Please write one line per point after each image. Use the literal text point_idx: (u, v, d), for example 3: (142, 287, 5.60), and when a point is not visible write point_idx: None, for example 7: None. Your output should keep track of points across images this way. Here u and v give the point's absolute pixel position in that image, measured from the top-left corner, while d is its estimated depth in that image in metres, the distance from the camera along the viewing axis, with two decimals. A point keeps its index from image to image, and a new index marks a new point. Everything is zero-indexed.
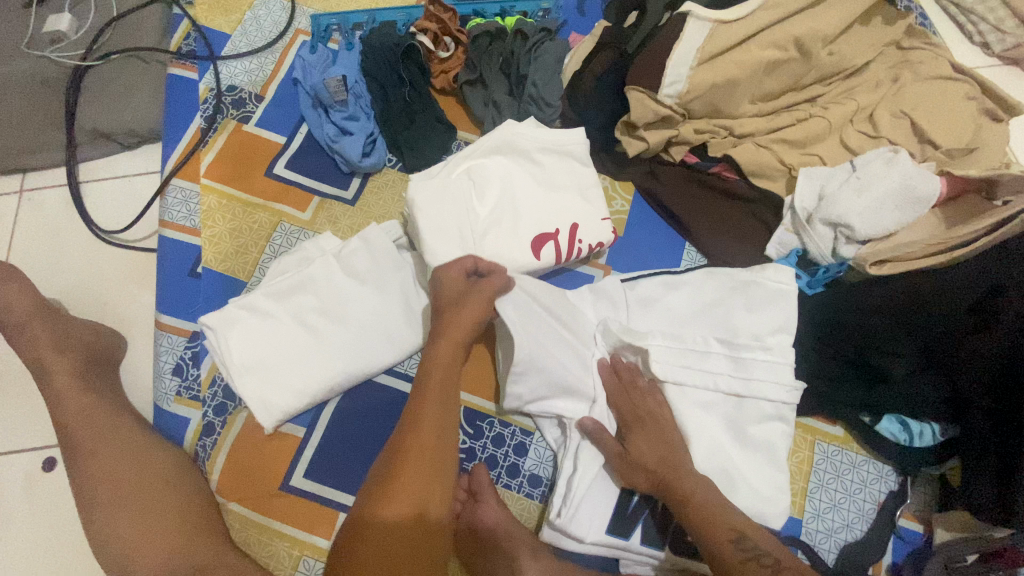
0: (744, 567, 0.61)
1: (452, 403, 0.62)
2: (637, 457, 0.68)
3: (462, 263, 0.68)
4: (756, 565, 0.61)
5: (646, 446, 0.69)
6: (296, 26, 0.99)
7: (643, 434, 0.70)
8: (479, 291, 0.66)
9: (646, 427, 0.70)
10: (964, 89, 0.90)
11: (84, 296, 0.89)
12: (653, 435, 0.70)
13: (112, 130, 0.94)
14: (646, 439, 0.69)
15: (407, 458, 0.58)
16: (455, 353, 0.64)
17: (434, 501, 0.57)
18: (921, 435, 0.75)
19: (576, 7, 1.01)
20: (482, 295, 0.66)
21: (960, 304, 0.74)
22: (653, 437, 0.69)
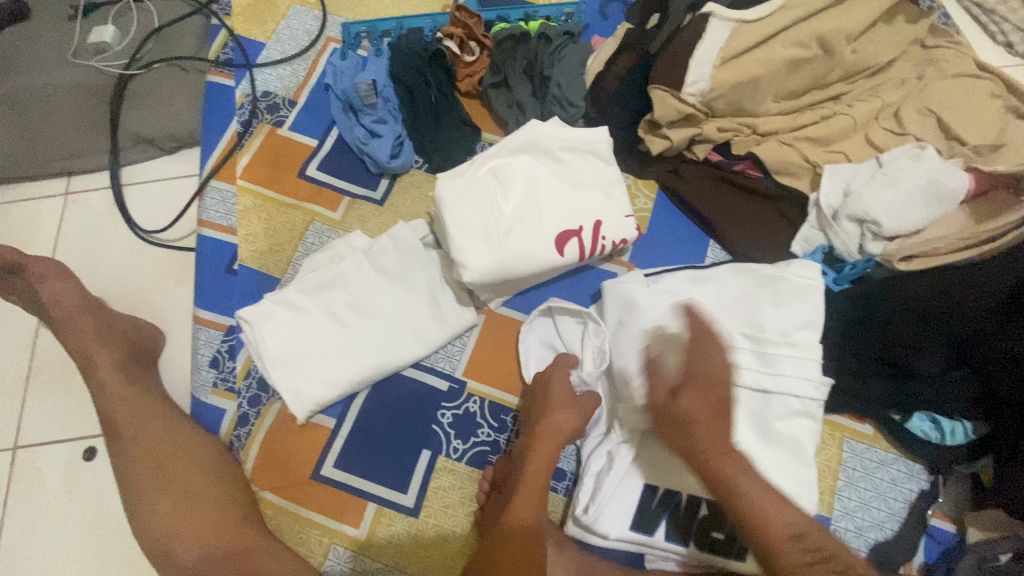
0: (812, 571, 0.52)
1: (578, 414, 0.71)
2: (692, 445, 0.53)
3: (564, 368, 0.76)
4: (827, 569, 0.52)
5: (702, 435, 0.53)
6: (327, 34, 1.03)
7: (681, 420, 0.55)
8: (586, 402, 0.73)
9: (685, 414, 0.52)
10: (992, 86, 0.89)
11: (126, 293, 0.93)
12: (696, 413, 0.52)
13: (153, 136, 0.99)
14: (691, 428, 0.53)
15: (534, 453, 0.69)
16: (561, 390, 0.73)
17: (532, 507, 0.65)
18: (952, 433, 0.74)
19: (598, 12, 1.04)
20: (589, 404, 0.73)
21: (995, 295, 0.73)
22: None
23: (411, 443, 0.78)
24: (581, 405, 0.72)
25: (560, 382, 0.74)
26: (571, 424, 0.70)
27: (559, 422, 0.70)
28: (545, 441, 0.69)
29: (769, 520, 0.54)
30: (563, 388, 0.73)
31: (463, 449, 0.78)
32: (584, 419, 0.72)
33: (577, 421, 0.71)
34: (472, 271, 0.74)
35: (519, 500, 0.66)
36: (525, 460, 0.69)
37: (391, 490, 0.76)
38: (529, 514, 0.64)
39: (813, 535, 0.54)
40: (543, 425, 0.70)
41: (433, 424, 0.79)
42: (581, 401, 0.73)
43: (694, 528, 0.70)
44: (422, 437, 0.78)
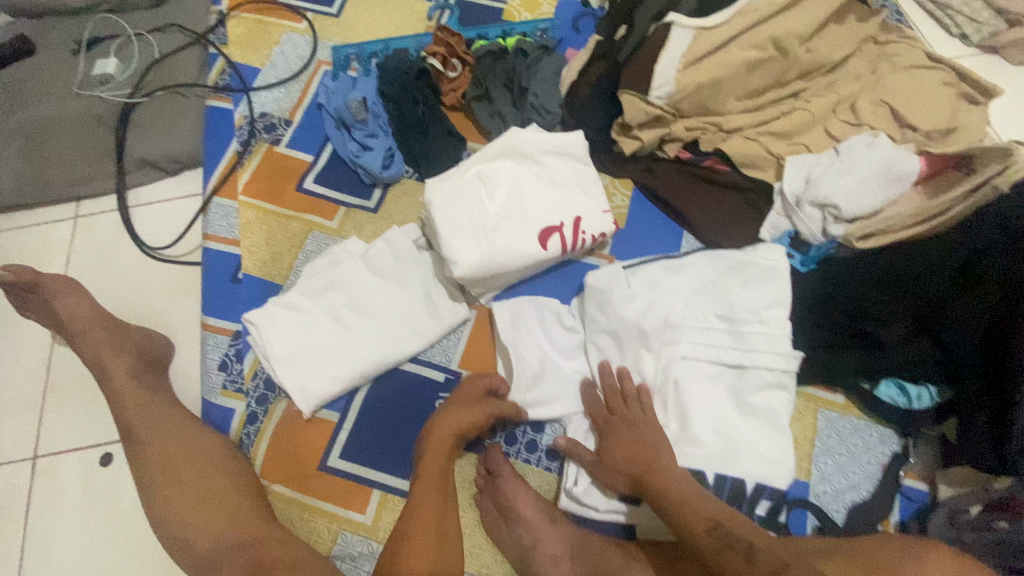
0: (721, 555, 0.60)
1: (476, 407, 0.77)
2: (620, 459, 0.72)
3: (490, 380, 0.82)
4: (732, 552, 0.60)
5: (622, 444, 0.73)
6: (318, 57, 1.10)
7: (617, 437, 0.74)
8: (490, 401, 0.79)
9: (617, 431, 0.75)
10: (940, 76, 0.96)
11: (135, 306, 0.98)
12: (628, 433, 0.74)
13: (157, 158, 1.05)
14: (621, 442, 0.74)
15: (431, 447, 0.75)
16: (466, 393, 0.80)
17: (427, 498, 0.72)
18: (919, 398, 0.79)
19: (571, 26, 1.11)
20: (494, 403, 0.79)
21: (948, 266, 0.79)
22: (626, 437, 0.74)
23: (411, 433, 0.82)
24: (484, 403, 0.78)
25: (472, 384, 0.81)
26: (470, 420, 0.76)
27: (456, 414, 0.76)
28: (439, 433, 0.75)
29: (695, 509, 0.65)
30: (472, 390, 0.80)
31: None
32: (486, 416, 0.77)
33: (475, 412, 0.77)
34: (461, 267, 0.80)
35: (419, 492, 0.72)
36: (422, 452, 0.75)
37: (395, 477, 0.80)
38: (421, 505, 0.71)
39: (728, 528, 0.63)
40: (441, 419, 0.77)
41: (432, 414, 0.83)
42: (486, 400, 0.79)
43: None
44: (421, 427, 0.83)
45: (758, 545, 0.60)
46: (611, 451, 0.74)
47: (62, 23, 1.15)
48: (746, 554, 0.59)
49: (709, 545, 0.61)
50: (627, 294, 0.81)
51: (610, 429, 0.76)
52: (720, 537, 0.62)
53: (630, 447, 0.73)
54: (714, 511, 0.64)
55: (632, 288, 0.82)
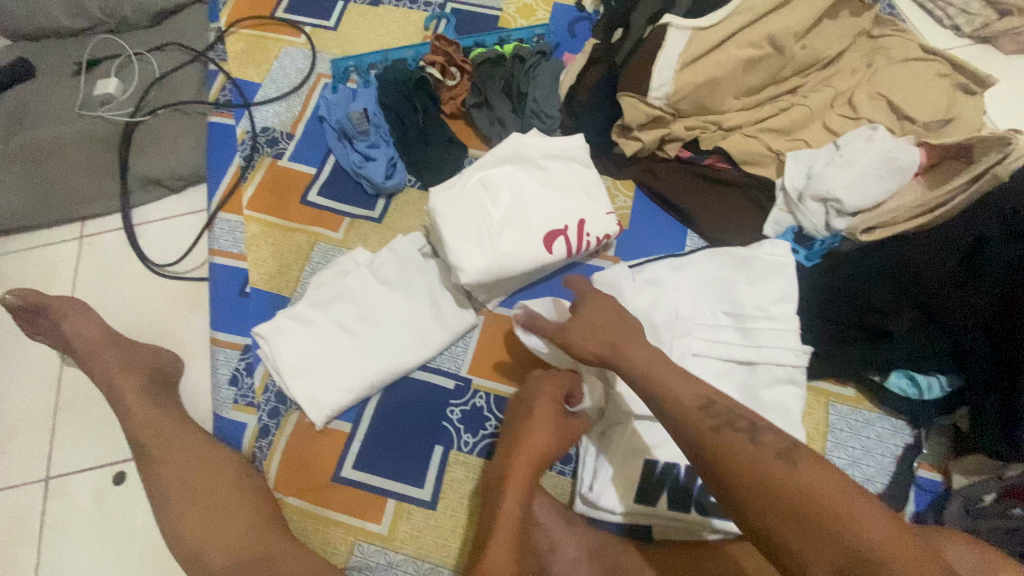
0: (716, 433, 0.53)
1: (558, 434, 0.71)
2: (591, 324, 0.68)
3: (561, 380, 0.76)
4: (730, 429, 0.54)
5: (600, 311, 0.70)
6: (318, 70, 1.11)
7: (594, 302, 0.71)
8: (569, 424, 0.73)
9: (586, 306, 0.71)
10: (935, 68, 0.97)
11: (143, 323, 0.99)
12: (602, 304, 0.71)
13: (160, 176, 1.06)
14: (599, 310, 0.70)
15: (512, 475, 0.68)
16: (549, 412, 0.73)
17: (508, 532, 0.63)
18: (929, 388, 0.79)
19: (567, 30, 1.12)
20: (572, 426, 0.73)
21: (952, 255, 0.79)
22: (604, 306, 0.71)
23: (423, 441, 0.82)
24: (564, 426, 0.72)
25: (547, 400, 0.74)
26: (550, 446, 0.71)
27: (538, 439, 0.70)
28: (520, 461, 0.68)
29: (678, 394, 0.58)
30: (549, 408, 0.73)
31: (473, 442, 0.83)
32: (564, 443, 0.72)
33: (556, 436, 0.71)
34: (468, 273, 0.80)
35: (498, 524, 0.64)
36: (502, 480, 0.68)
37: (408, 485, 0.80)
38: (503, 540, 0.63)
39: (721, 404, 0.56)
40: (524, 444, 0.70)
41: (443, 421, 0.84)
42: (566, 423, 0.73)
43: (694, 495, 0.74)
44: (433, 434, 0.83)
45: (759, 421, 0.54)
46: (586, 314, 0.70)
47: (61, 46, 1.16)
48: (749, 435, 0.53)
49: (704, 427, 0.54)
50: (634, 294, 0.81)
51: (587, 298, 0.72)
52: (717, 415, 0.55)
53: (603, 317, 0.69)
54: (699, 388, 0.58)
55: (637, 287, 0.82)
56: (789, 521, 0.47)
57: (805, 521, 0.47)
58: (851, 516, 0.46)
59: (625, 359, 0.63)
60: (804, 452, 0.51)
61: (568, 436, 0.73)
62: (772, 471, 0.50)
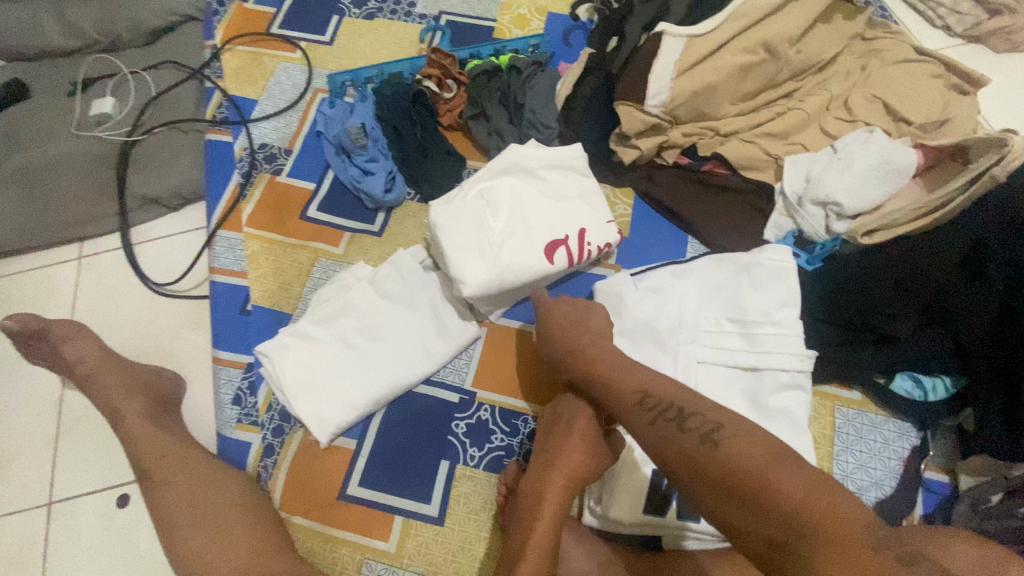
0: (651, 426, 0.57)
1: (593, 457, 0.67)
2: (559, 333, 0.72)
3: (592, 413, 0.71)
4: (661, 420, 0.56)
5: (566, 319, 0.73)
6: (315, 85, 1.11)
7: (566, 310, 0.75)
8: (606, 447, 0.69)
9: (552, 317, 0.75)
10: (929, 69, 0.98)
11: (144, 343, 0.98)
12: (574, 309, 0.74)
13: (159, 195, 1.05)
14: (568, 317, 0.73)
15: (543, 503, 0.65)
16: (584, 434, 0.69)
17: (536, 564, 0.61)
18: (934, 390, 0.79)
19: (562, 40, 1.13)
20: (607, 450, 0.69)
21: (952, 257, 0.79)
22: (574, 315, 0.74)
23: (429, 456, 0.82)
24: (599, 449, 0.68)
25: (583, 422, 0.70)
26: (583, 471, 0.67)
27: (571, 465, 0.67)
28: (552, 487, 0.65)
29: (624, 390, 0.62)
30: (584, 429, 0.69)
31: (479, 455, 0.82)
32: (598, 468, 0.68)
33: (591, 460, 0.67)
34: (470, 286, 0.80)
35: (525, 555, 0.61)
36: (531, 508, 0.65)
37: (415, 501, 0.79)
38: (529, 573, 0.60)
39: (653, 396, 0.59)
40: (552, 468, 0.67)
41: (449, 435, 0.83)
42: (601, 446, 0.69)
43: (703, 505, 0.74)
44: (439, 449, 0.82)
45: (688, 406, 0.56)
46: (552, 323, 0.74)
47: (55, 66, 1.16)
48: (677, 422, 0.55)
49: (640, 421, 0.58)
50: (636, 303, 0.82)
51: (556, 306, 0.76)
52: (651, 408, 0.58)
53: (574, 323, 0.73)
54: (639, 381, 0.61)
55: (638, 295, 0.83)
56: (719, 497, 0.49)
57: (736, 497, 0.48)
58: (773, 482, 0.46)
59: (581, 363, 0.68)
60: (729, 430, 0.52)
61: (603, 460, 0.69)
62: (695, 452, 0.52)
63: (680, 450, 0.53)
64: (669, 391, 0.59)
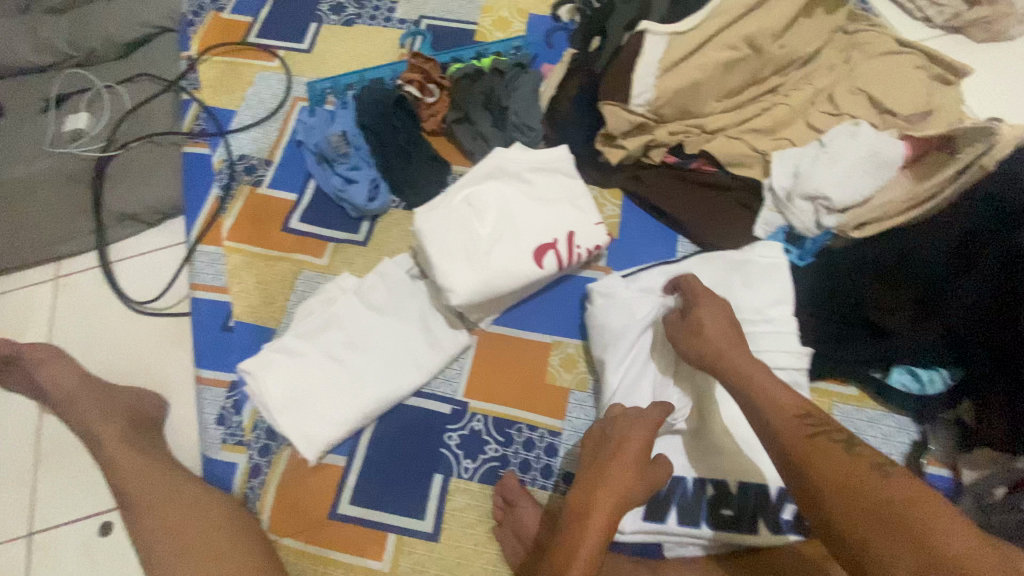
0: (812, 441, 0.56)
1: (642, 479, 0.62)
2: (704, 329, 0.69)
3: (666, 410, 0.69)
4: (827, 438, 0.56)
5: (713, 317, 0.70)
6: (294, 94, 1.09)
7: (706, 309, 0.71)
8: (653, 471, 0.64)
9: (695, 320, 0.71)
10: (912, 60, 0.98)
11: (125, 364, 0.95)
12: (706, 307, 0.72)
13: (136, 211, 1.03)
14: (712, 315, 0.70)
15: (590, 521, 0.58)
16: (636, 454, 0.63)
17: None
18: (931, 382, 0.79)
19: (544, 41, 1.11)
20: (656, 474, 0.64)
21: (944, 248, 0.78)
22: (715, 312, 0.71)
23: (422, 469, 0.80)
24: (648, 472, 0.63)
25: (636, 440, 0.64)
26: (630, 494, 0.61)
27: (621, 482, 0.60)
28: (600, 503, 0.59)
29: (779, 400, 0.61)
30: (636, 453, 0.63)
31: (473, 467, 0.80)
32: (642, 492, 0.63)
33: (639, 481, 0.62)
34: (458, 294, 0.78)
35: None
36: (577, 525, 0.58)
37: (408, 518, 0.77)
38: None
39: (818, 416, 0.58)
40: (603, 485, 0.60)
41: (441, 448, 0.81)
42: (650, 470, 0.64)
43: (705, 509, 0.73)
44: (432, 462, 0.80)
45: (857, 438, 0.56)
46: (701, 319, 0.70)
47: (27, 82, 1.13)
48: (844, 443, 0.55)
49: (800, 435, 0.57)
50: (627, 305, 0.81)
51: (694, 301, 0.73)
52: (812, 424, 0.58)
53: (720, 323, 0.69)
54: (803, 399, 0.61)
55: (627, 298, 0.81)
56: (864, 515, 0.48)
57: (888, 525, 0.47)
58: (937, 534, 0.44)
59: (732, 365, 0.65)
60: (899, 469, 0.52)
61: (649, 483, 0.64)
62: (859, 476, 0.51)
63: (835, 469, 0.53)
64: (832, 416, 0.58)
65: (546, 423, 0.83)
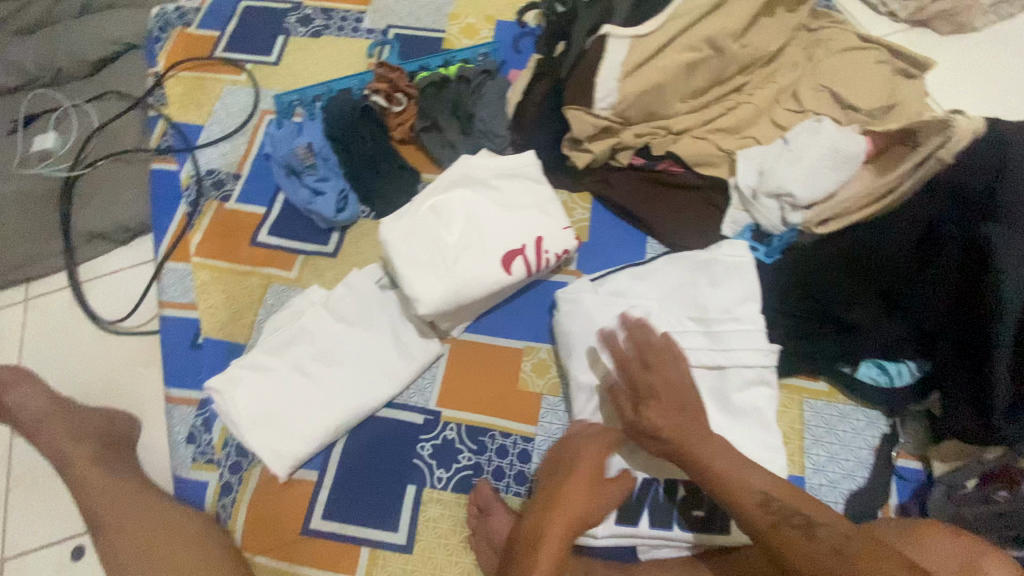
0: (776, 530, 0.59)
1: (598, 498, 0.66)
2: (663, 429, 0.65)
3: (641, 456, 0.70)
4: (787, 525, 0.59)
5: (661, 414, 0.65)
6: (261, 107, 1.09)
7: (654, 403, 0.66)
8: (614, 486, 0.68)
9: (649, 422, 0.66)
10: (874, 56, 0.99)
11: (96, 385, 0.94)
12: (659, 395, 0.66)
13: (105, 229, 1.02)
14: (660, 408, 0.65)
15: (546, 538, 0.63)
16: (592, 474, 0.67)
17: None
18: (899, 375, 0.79)
19: (511, 47, 1.12)
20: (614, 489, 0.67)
21: (906, 243, 0.80)
22: (665, 404, 0.66)
23: (395, 480, 0.79)
24: (602, 493, 0.67)
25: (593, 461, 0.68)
26: (585, 514, 0.65)
27: (576, 504, 0.65)
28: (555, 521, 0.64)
29: (740, 484, 0.62)
30: (590, 468, 0.67)
31: (447, 477, 0.80)
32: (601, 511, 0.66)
33: (596, 501, 0.66)
34: (425, 303, 0.78)
35: None
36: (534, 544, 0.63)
37: (382, 530, 0.76)
38: None
39: (777, 499, 0.61)
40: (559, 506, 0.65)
41: (414, 459, 0.80)
42: (605, 488, 0.67)
43: (677, 509, 0.73)
44: (405, 473, 0.80)
45: (812, 514, 0.59)
46: (650, 418, 0.66)
47: None
48: (803, 529, 0.58)
49: (764, 523, 0.60)
50: (596, 310, 0.81)
51: (648, 396, 0.67)
52: (775, 511, 0.60)
53: (668, 409, 0.65)
54: (763, 480, 0.62)
55: (595, 302, 0.81)
56: None
57: None
58: None
59: (693, 463, 0.65)
60: (854, 539, 0.57)
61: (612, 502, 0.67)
62: (831, 565, 0.55)
63: (806, 560, 0.56)
64: (792, 497, 0.61)
65: (520, 430, 0.82)
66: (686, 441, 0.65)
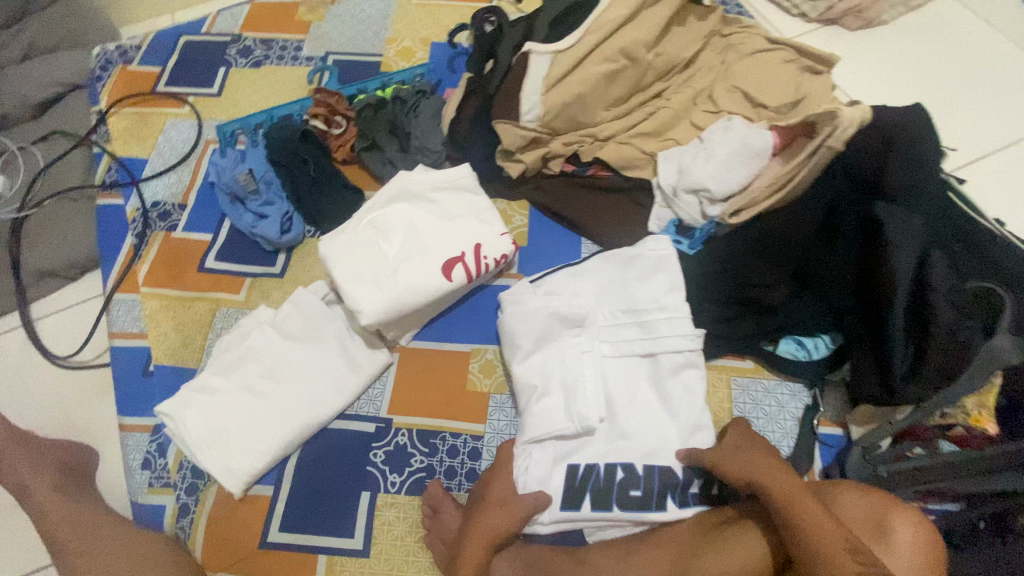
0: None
1: (510, 505, 0.74)
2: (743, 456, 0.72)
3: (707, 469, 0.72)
4: None
5: (752, 441, 0.75)
6: (205, 138, 1.12)
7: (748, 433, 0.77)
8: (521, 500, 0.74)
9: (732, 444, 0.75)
10: (781, 55, 1.06)
11: (50, 419, 0.94)
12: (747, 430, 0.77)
13: (53, 266, 1.03)
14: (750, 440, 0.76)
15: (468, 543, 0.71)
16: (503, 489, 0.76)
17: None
18: (816, 348, 0.86)
19: (447, 67, 1.18)
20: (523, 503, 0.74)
21: (812, 224, 0.86)
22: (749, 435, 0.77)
23: (349, 488, 0.82)
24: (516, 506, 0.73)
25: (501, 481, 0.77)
26: (503, 526, 0.71)
27: (494, 518, 0.72)
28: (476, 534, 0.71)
29: (824, 527, 0.62)
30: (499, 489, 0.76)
31: (400, 481, 0.83)
32: (518, 519, 0.72)
33: (514, 512, 0.73)
34: (366, 315, 0.82)
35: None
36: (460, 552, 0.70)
37: (339, 537, 0.79)
38: None
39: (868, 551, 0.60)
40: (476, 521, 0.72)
41: (367, 466, 0.83)
42: (516, 499, 0.74)
43: (615, 492, 0.77)
44: (359, 480, 0.82)
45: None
46: (740, 444, 0.75)
47: None
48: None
49: (848, 565, 0.59)
50: (530, 310, 0.85)
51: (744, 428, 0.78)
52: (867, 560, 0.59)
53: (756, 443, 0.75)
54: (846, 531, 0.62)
55: (531, 302, 0.86)
56: None
57: None
58: None
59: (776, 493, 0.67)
60: None
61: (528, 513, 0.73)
62: None
63: None
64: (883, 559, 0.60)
65: (469, 429, 0.86)
66: (764, 469, 0.69)
